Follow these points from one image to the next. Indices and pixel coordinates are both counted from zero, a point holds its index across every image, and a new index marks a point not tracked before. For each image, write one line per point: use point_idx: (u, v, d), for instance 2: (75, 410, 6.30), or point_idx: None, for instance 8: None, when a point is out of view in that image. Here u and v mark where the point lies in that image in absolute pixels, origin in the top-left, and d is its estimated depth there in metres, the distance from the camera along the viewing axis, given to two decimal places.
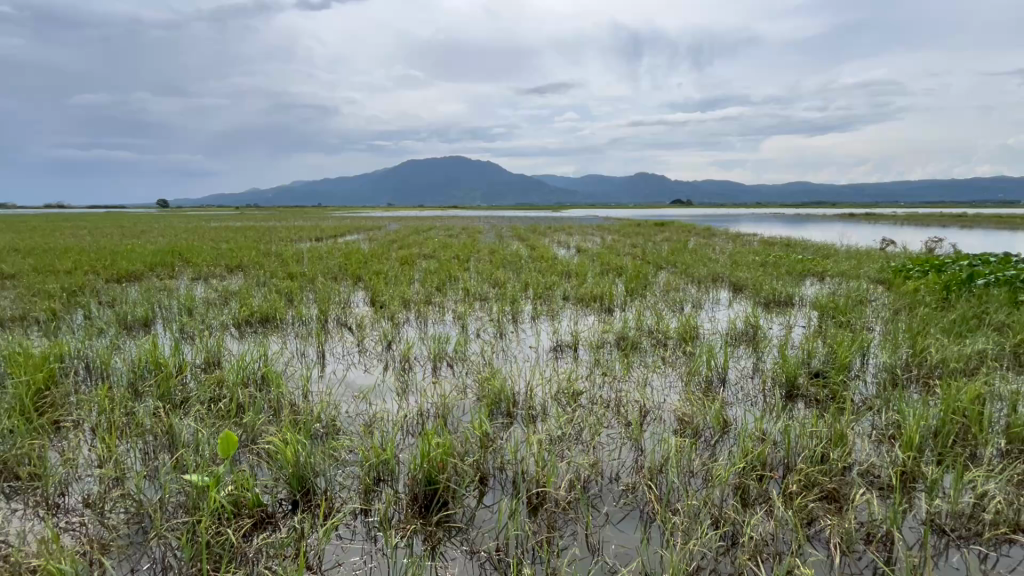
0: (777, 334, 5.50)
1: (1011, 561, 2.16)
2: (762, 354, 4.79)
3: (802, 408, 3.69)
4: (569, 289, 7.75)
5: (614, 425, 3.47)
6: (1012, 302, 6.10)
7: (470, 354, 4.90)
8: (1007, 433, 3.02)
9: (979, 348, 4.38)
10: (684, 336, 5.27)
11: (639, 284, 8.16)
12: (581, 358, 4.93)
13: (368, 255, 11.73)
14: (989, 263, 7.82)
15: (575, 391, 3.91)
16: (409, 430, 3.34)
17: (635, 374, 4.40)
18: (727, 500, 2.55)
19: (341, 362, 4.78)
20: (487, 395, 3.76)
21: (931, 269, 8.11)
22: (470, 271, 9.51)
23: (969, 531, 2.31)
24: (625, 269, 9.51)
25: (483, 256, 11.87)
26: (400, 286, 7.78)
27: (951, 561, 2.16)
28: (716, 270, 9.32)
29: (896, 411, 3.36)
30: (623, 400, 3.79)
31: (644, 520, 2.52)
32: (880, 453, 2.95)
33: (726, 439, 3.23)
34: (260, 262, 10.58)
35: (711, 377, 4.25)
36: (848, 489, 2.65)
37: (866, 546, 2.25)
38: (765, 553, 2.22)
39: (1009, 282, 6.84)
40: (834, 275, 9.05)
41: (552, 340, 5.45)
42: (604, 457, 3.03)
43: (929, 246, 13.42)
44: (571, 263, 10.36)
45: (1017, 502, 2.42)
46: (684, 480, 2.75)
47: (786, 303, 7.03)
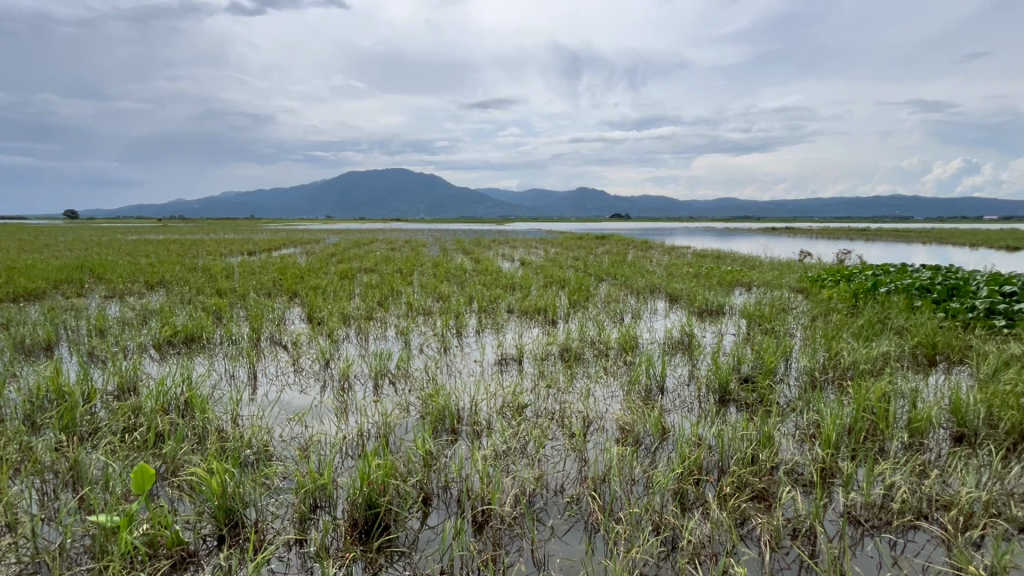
0: (709, 342, 5.81)
1: (916, 547, 2.35)
2: (696, 361, 5.03)
3: (733, 411, 3.90)
4: (513, 302, 7.81)
5: (559, 436, 3.50)
6: (910, 307, 6.77)
7: (413, 370, 4.79)
8: (909, 427, 3.32)
9: (883, 350, 4.83)
10: (625, 346, 5.45)
11: (581, 295, 8.36)
12: (526, 370, 4.96)
13: (305, 269, 11.27)
14: (890, 273, 8.67)
15: (520, 404, 3.91)
16: (349, 452, 3.21)
17: (578, 385, 4.47)
18: (667, 505, 2.63)
19: (274, 383, 4.53)
20: (430, 413, 3.69)
21: (842, 279, 8.88)
22: (414, 285, 9.39)
23: (880, 520, 2.52)
24: (568, 281, 9.74)
25: (427, 269, 11.78)
26: (340, 301, 7.53)
27: (866, 550, 2.34)
28: (654, 281, 9.74)
29: (815, 410, 3.60)
30: (566, 411, 3.84)
31: (589, 531, 2.54)
32: (803, 451, 3.16)
33: (665, 446, 3.34)
34: (184, 278, 9.89)
35: (650, 386, 4.39)
36: (775, 488, 2.80)
37: (792, 541, 2.39)
38: (702, 555, 2.30)
39: (906, 289, 7.62)
40: (759, 284, 9.71)
41: (496, 353, 5.45)
42: (549, 470, 3.05)
43: (838, 257, 14.69)
44: (515, 276, 10.50)
45: (919, 490, 2.66)
46: (626, 489, 2.80)
47: (716, 311, 7.45)
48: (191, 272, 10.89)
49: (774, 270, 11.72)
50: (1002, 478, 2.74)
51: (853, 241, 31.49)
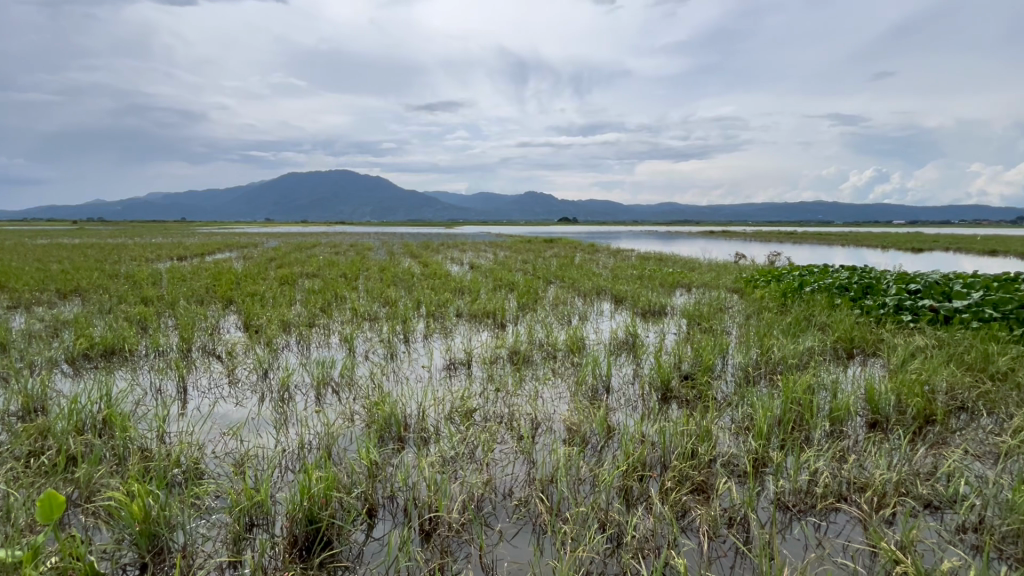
0: (652, 341, 6.02)
1: (836, 527, 2.54)
2: (640, 360, 5.20)
3: (674, 408, 4.05)
4: (462, 306, 7.77)
5: (508, 439, 3.51)
6: (832, 304, 7.32)
7: (358, 378, 4.65)
8: (831, 416, 3.58)
9: (808, 345, 5.19)
10: (572, 347, 5.55)
11: (530, 298, 8.45)
12: (475, 374, 4.93)
13: (242, 275, 10.69)
14: (815, 273, 9.33)
15: (469, 409, 3.89)
16: (289, 466, 3.07)
17: (526, 388, 4.50)
18: (613, 502, 2.70)
19: (207, 396, 4.26)
20: (375, 421, 3.60)
21: (773, 279, 9.48)
22: (359, 290, 9.14)
23: (806, 505, 2.69)
24: (517, 284, 9.81)
25: (374, 273, 11.52)
26: (280, 308, 7.20)
27: (794, 533, 2.49)
28: (600, 283, 9.98)
29: (748, 404, 3.81)
30: (515, 413, 3.86)
31: (537, 533, 2.55)
32: (738, 443, 3.32)
33: (610, 444, 3.42)
34: (103, 285, 9.13)
35: (596, 386, 4.50)
36: (712, 479, 2.94)
37: (729, 530, 2.51)
38: (646, 549, 2.37)
39: (828, 288, 8.24)
40: (698, 285, 10.18)
41: (445, 358, 5.39)
42: (497, 474, 3.05)
43: (770, 259, 15.67)
44: (464, 279, 10.46)
45: (839, 475, 2.86)
46: (573, 488, 2.85)
47: (658, 311, 7.74)
48: (111, 278, 10.08)
49: (712, 271, 12.34)
50: (910, 460, 3.01)
51: (783, 244, 33.67)
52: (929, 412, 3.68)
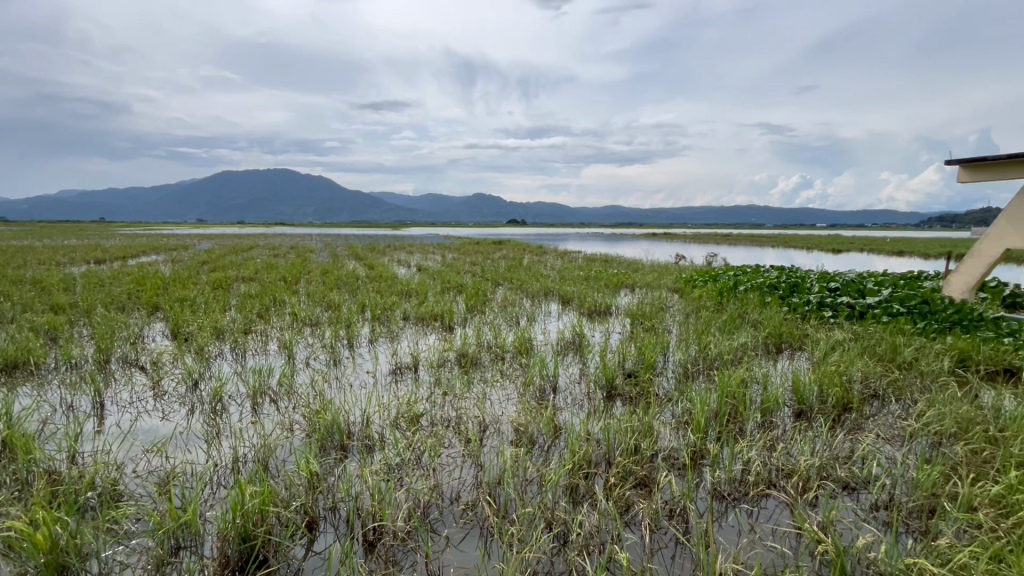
0: (597, 340, 6.16)
1: (766, 512, 2.69)
2: (587, 359, 5.32)
3: (619, 405, 4.16)
4: (409, 309, 7.64)
5: (455, 443, 3.48)
6: (763, 302, 7.79)
7: (298, 386, 4.45)
8: (762, 408, 3.80)
9: (741, 342, 5.49)
10: (520, 349, 5.58)
11: (478, 300, 8.43)
12: (421, 378, 4.85)
13: (170, 279, 10.00)
14: (748, 273, 9.89)
15: (415, 413, 3.82)
16: (220, 482, 2.89)
17: (474, 390, 4.47)
18: (559, 501, 2.73)
19: (128, 411, 3.94)
20: (316, 430, 3.46)
21: (710, 279, 9.97)
22: (300, 294, 8.78)
23: (739, 493, 2.84)
24: (466, 286, 9.76)
25: (316, 276, 11.11)
26: (212, 314, 6.79)
27: (729, 521, 2.62)
28: (548, 285, 10.11)
29: (687, 399, 3.98)
30: (462, 417, 3.83)
31: (484, 536, 2.54)
32: (678, 437, 3.46)
33: (557, 444, 3.46)
34: (5, 291, 8.25)
35: (544, 386, 4.55)
36: (654, 473, 3.04)
37: (669, 521, 2.60)
38: (592, 545, 2.41)
39: (759, 287, 8.76)
40: (641, 285, 10.53)
41: (390, 362, 5.28)
42: (444, 479, 3.01)
43: (708, 259, 16.48)
44: (411, 282, 10.31)
45: (770, 463, 3.04)
46: (520, 489, 2.86)
47: (604, 311, 7.93)
48: (15, 284, 9.14)
49: (654, 272, 12.82)
50: (830, 445, 3.24)
51: (719, 245, 35.55)
52: (847, 400, 3.98)
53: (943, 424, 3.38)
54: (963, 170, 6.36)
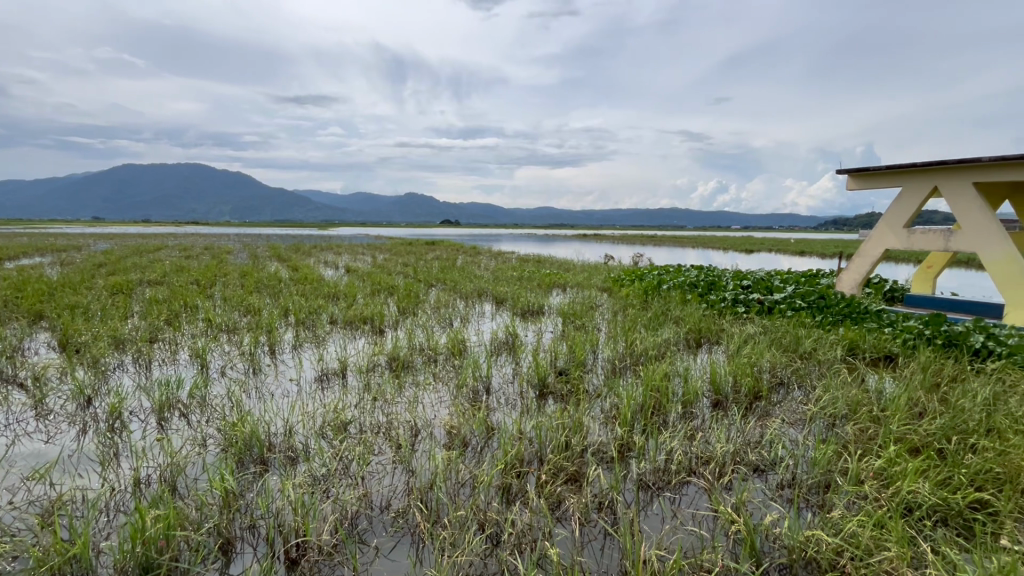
0: (530, 340, 6.24)
1: (686, 498, 2.85)
2: (520, 359, 5.37)
3: (550, 402, 4.24)
4: (337, 312, 7.34)
5: (385, 450, 3.38)
6: (683, 300, 8.27)
7: (212, 397, 4.13)
8: (684, 400, 4.02)
9: (664, 338, 5.79)
10: (453, 350, 5.53)
11: (411, 302, 8.27)
12: (349, 384, 4.67)
13: (57, 283, 8.93)
14: (670, 272, 10.45)
15: (342, 421, 3.67)
16: (118, 508, 2.62)
17: (405, 394, 4.38)
18: (492, 501, 2.74)
19: (3, 435, 3.46)
20: (232, 445, 3.23)
21: (636, 279, 10.43)
22: (214, 298, 8.17)
23: (663, 481, 2.99)
24: (397, 288, 9.54)
25: (233, 279, 10.40)
26: (110, 322, 6.14)
27: (653, 509, 2.75)
28: (482, 285, 10.12)
29: (615, 394, 4.13)
30: (392, 422, 3.73)
31: (414, 544, 2.48)
32: (607, 430, 3.58)
33: (490, 445, 3.46)
34: None
35: (477, 387, 4.54)
36: (584, 468, 3.12)
37: (598, 514, 2.68)
38: (523, 543, 2.43)
39: (680, 285, 9.29)
40: (573, 285, 10.80)
41: (316, 369, 5.04)
42: (373, 487, 2.92)
43: (635, 259, 17.27)
44: (339, 284, 9.92)
45: (690, 451, 3.21)
46: (452, 493, 2.83)
47: (536, 311, 8.06)
48: None
49: (585, 272, 13.22)
50: (743, 431, 3.50)
51: (644, 246, 37.37)
52: (757, 389, 4.32)
53: (836, 407, 3.76)
54: (852, 179, 7.12)
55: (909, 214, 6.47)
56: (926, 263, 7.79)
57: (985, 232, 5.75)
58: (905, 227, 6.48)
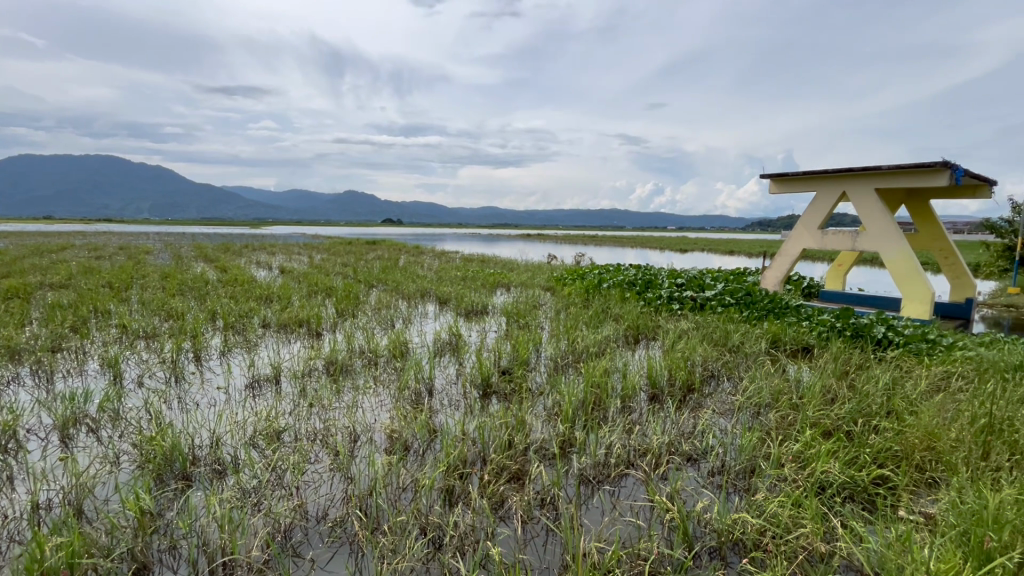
0: (474, 340, 6.22)
1: (624, 490, 2.95)
2: (463, 359, 5.34)
3: (494, 402, 4.25)
4: (270, 315, 6.97)
5: (321, 458, 3.25)
6: (622, 298, 8.54)
7: (127, 410, 3.79)
8: (622, 395, 4.15)
9: (605, 335, 5.95)
10: (394, 353, 5.41)
11: (350, 303, 8.00)
12: (283, 391, 4.45)
13: None
14: (610, 271, 10.76)
15: (275, 430, 3.48)
16: (12, 538, 2.34)
17: (344, 399, 4.23)
18: (434, 505, 2.70)
19: None
20: (150, 461, 2.99)
21: (578, 278, 10.65)
22: (130, 302, 7.52)
23: (602, 475, 3.07)
24: (336, 289, 9.18)
25: (152, 281, 9.62)
26: (3, 330, 5.49)
27: (593, 503, 2.81)
28: (424, 286, 9.95)
29: (558, 391, 4.20)
30: (329, 428, 3.58)
31: (352, 553, 2.40)
32: (549, 428, 3.63)
33: (432, 447, 3.41)
34: None
35: (419, 389, 4.47)
36: (526, 466, 3.15)
37: (541, 511, 2.72)
38: (466, 545, 2.42)
39: (619, 284, 9.59)
40: (516, 285, 10.87)
41: (246, 375, 4.76)
42: (309, 497, 2.79)
43: (578, 258, 17.62)
44: (272, 285, 9.41)
45: (628, 444, 3.32)
46: (393, 498, 2.76)
47: (480, 311, 8.04)
48: None
49: (529, 271, 13.34)
50: (677, 423, 3.66)
51: (586, 246, 38.21)
52: (690, 381, 4.54)
53: (761, 396, 4.02)
54: (774, 182, 7.65)
55: (823, 216, 7.03)
56: (837, 262, 8.51)
57: (886, 233, 6.36)
58: (818, 228, 7.04)
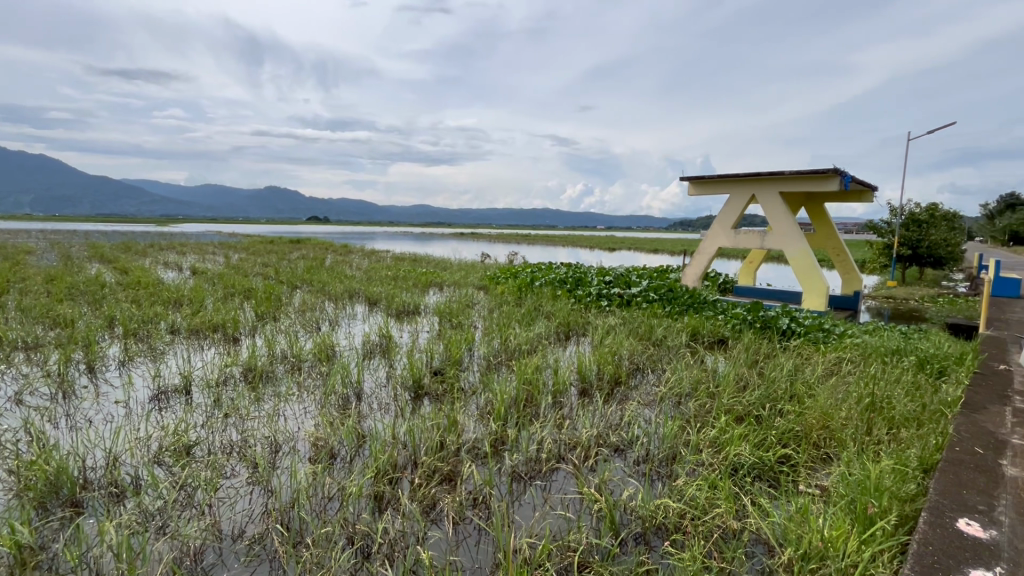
0: (405, 341, 6.09)
1: (555, 485, 3.00)
2: (393, 361, 5.21)
3: (425, 403, 4.18)
4: (179, 320, 6.41)
5: (238, 472, 3.03)
6: (554, 295, 8.72)
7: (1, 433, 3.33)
8: (553, 391, 4.24)
9: (537, 333, 6.04)
10: (320, 357, 5.17)
11: (271, 306, 7.53)
12: (194, 402, 4.11)
13: None
14: (542, 270, 10.94)
15: (185, 445, 3.21)
16: None
17: (263, 408, 3.98)
18: (361, 513, 2.60)
19: None
20: (29, 489, 2.64)
21: (512, 276, 10.75)
22: (6, 309, 6.61)
23: (534, 471, 3.11)
24: (255, 291, 8.61)
25: (35, 285, 8.52)
26: None
27: (524, 499, 2.84)
28: (353, 286, 9.57)
29: (490, 390, 4.21)
30: (247, 440, 3.36)
31: (272, 571, 2.26)
32: (481, 427, 3.62)
33: (361, 453, 3.29)
34: None
35: (347, 394, 4.30)
36: (458, 466, 3.12)
37: (472, 511, 2.70)
38: (396, 552, 2.36)
39: (551, 282, 9.78)
40: (449, 284, 10.76)
41: (151, 387, 4.34)
42: (224, 515, 2.60)
43: (511, 256, 17.72)
44: (182, 287, 8.66)
45: (559, 440, 3.39)
46: (318, 510, 2.64)
47: (412, 311, 7.88)
48: None
49: (463, 270, 13.23)
50: (605, 415, 3.79)
51: (519, 245, 38.56)
52: (618, 375, 4.73)
53: (682, 386, 4.26)
54: (692, 185, 8.11)
55: (735, 217, 7.56)
56: (748, 259, 9.19)
57: (789, 233, 6.97)
58: (731, 228, 7.56)
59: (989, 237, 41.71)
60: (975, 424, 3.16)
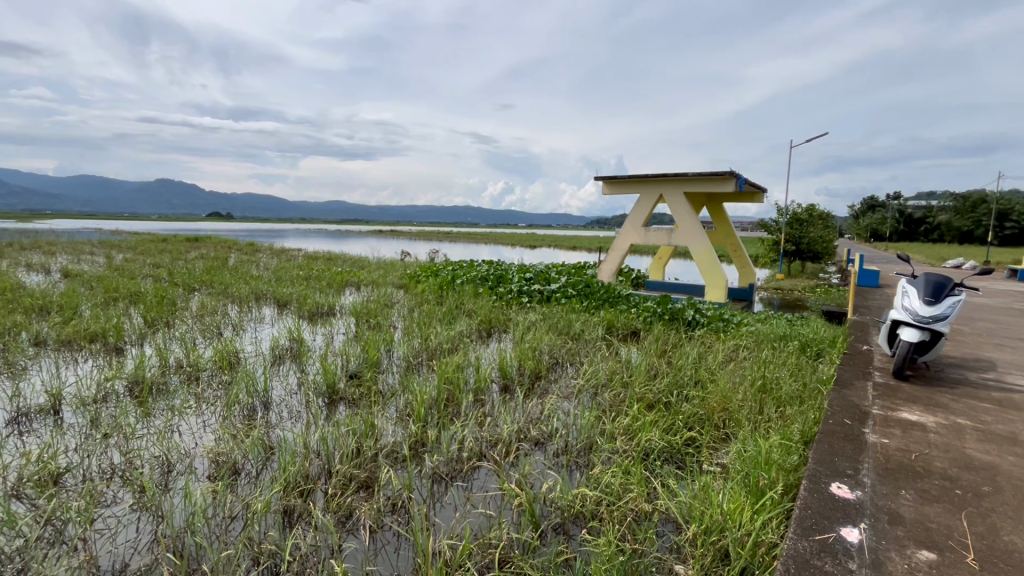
0: (318, 344, 5.77)
1: (476, 483, 2.99)
2: (306, 365, 4.92)
3: (341, 409, 3.99)
4: (46, 330, 5.59)
5: (120, 498, 2.70)
6: (475, 293, 8.71)
7: None
8: (475, 388, 4.23)
9: (458, 331, 5.98)
10: (222, 364, 4.76)
11: (163, 311, 6.80)
12: (67, 422, 3.61)
13: None
14: (464, 267, 10.89)
15: (53, 473, 2.80)
16: None
17: (153, 425, 3.58)
18: (268, 531, 2.42)
19: None
20: None
21: (433, 274, 10.59)
22: None
23: (454, 471, 3.08)
24: (144, 295, 7.73)
25: None
26: None
27: (445, 501, 2.80)
28: (260, 287, 8.90)
29: (410, 391, 4.11)
30: (132, 462, 2.99)
31: None
32: (400, 429, 3.52)
33: (269, 467, 3.07)
34: None
35: (253, 404, 3.99)
36: (376, 472, 3.01)
37: (391, 517, 2.62)
38: (307, 567, 2.23)
39: (473, 279, 9.75)
40: (368, 283, 10.37)
41: (9, 409, 3.75)
42: (102, 549, 2.30)
43: (432, 253, 17.36)
44: (50, 292, 7.55)
45: (480, 437, 3.38)
46: (217, 531, 2.42)
47: (326, 312, 7.49)
48: None
49: (381, 270, 12.78)
50: (526, 411, 3.85)
51: (441, 243, 38.02)
52: (538, 369, 4.82)
53: (598, 378, 4.44)
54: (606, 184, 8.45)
55: (645, 216, 7.99)
56: (658, 256, 9.76)
57: (692, 231, 7.49)
58: (642, 226, 7.98)
59: (855, 235, 47.75)
60: (844, 399, 3.59)
